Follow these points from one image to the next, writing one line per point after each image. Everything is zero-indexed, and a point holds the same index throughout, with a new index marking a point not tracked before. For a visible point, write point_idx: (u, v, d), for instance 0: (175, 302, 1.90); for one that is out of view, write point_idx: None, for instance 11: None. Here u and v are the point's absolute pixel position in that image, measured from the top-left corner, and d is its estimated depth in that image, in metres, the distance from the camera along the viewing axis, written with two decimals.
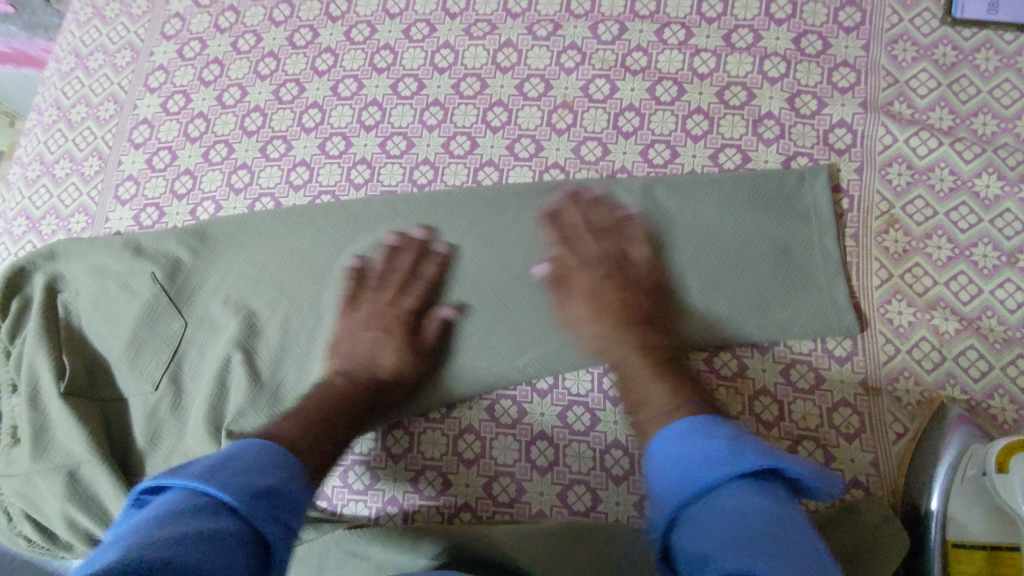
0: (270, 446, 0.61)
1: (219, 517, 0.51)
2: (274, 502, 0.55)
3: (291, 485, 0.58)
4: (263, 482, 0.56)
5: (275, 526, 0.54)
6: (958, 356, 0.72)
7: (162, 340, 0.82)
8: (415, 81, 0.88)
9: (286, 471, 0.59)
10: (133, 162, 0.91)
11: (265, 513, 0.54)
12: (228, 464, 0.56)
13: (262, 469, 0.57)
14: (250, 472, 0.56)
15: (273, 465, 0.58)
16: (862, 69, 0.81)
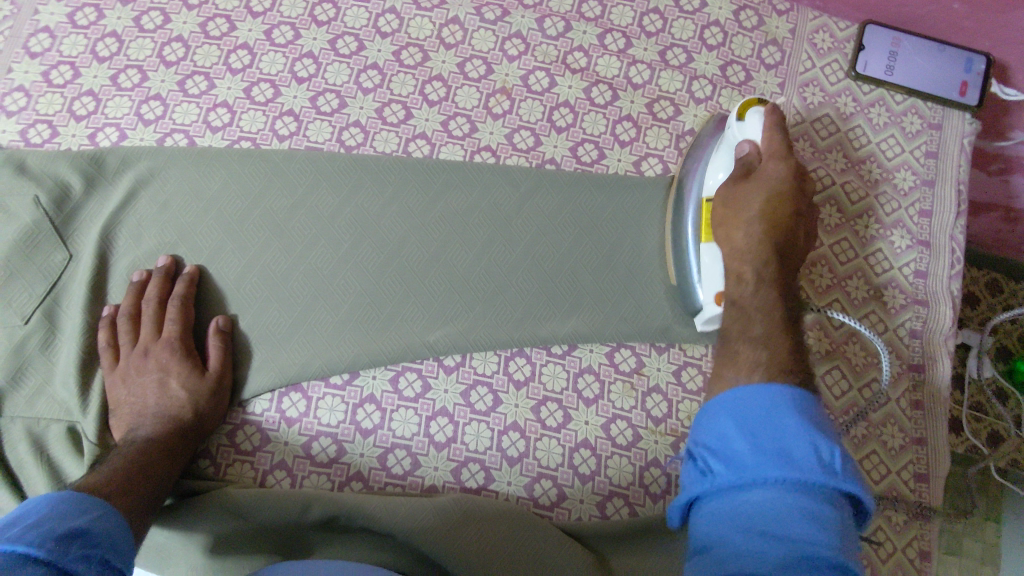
0: (76, 491, 0.59)
1: (23, 566, 0.49)
2: (82, 543, 0.54)
3: (101, 527, 0.57)
4: (65, 524, 0.54)
5: (90, 566, 0.53)
6: (825, 375, 0.80)
7: (38, 272, 0.75)
8: (355, 41, 0.86)
9: (96, 515, 0.58)
10: (26, 72, 0.82)
11: (77, 555, 0.52)
12: (18, 518, 0.53)
13: (63, 515, 0.55)
14: (50, 520, 0.54)
15: (75, 509, 0.57)
16: (777, 104, 0.88)
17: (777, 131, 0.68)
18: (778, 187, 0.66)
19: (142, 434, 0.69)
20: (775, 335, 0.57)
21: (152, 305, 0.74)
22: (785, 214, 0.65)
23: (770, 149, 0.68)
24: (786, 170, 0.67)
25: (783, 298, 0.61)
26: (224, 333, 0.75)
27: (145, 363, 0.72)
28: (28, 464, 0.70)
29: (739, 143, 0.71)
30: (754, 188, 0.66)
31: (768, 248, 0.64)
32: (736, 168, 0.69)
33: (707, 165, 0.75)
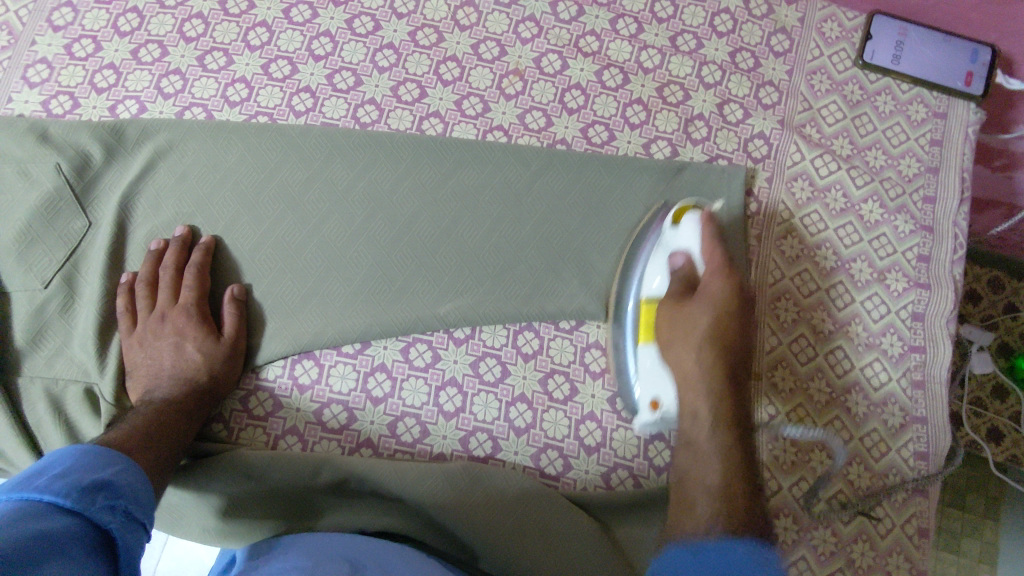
0: (98, 447, 0.60)
1: (48, 514, 0.50)
2: (106, 494, 0.55)
3: (124, 479, 0.58)
4: (87, 476, 0.55)
5: (114, 515, 0.54)
6: (827, 354, 0.81)
7: (58, 237, 0.77)
8: (371, 21, 0.88)
9: (118, 469, 0.59)
10: (49, 45, 0.84)
11: (101, 505, 0.54)
12: (44, 469, 0.54)
13: (86, 467, 0.57)
14: (75, 472, 0.55)
15: (98, 462, 0.58)
16: (785, 90, 0.89)
17: (715, 242, 0.67)
18: (721, 302, 0.65)
19: (159, 395, 0.71)
20: (731, 465, 0.57)
21: (169, 272, 0.75)
22: (732, 339, 0.64)
23: (710, 267, 0.66)
24: (727, 285, 0.65)
25: (733, 377, 0.62)
26: (239, 300, 0.76)
27: (162, 328, 0.74)
28: (46, 422, 0.71)
29: (674, 251, 0.71)
30: (698, 305, 0.65)
31: (719, 369, 0.62)
32: (675, 284, 0.68)
33: (646, 267, 0.75)
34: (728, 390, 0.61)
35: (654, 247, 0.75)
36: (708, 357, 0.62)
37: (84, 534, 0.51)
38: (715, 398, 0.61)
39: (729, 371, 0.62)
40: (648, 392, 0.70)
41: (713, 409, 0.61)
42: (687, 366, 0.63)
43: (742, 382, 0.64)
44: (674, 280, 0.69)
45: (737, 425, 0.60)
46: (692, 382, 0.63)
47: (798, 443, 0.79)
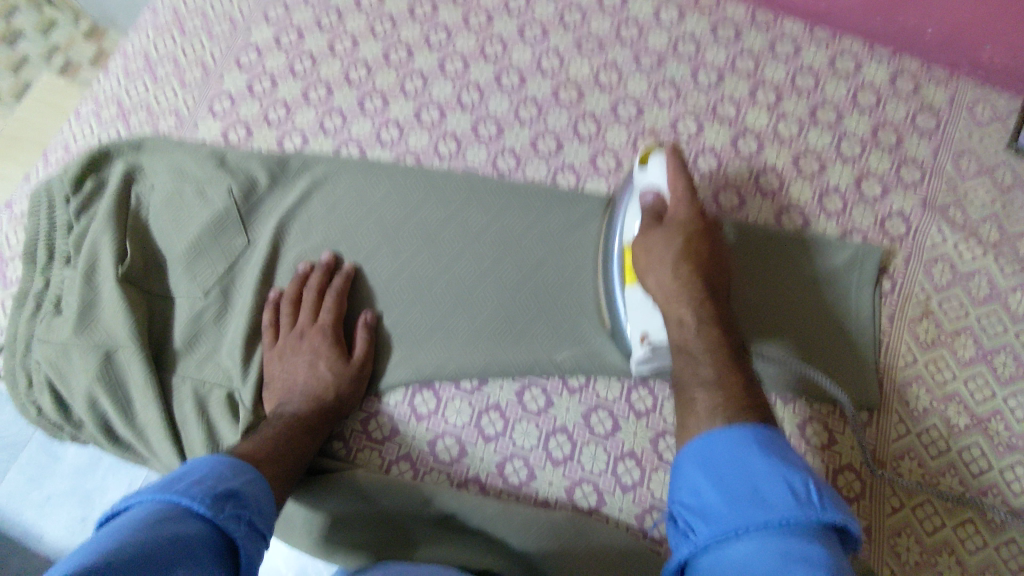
0: (233, 458, 0.65)
1: (183, 520, 0.54)
2: (234, 503, 0.59)
3: (251, 489, 0.62)
4: (220, 485, 0.59)
5: (239, 525, 0.58)
6: (962, 450, 0.77)
7: (222, 253, 0.84)
8: (518, 76, 0.93)
9: (247, 479, 0.63)
10: (234, 81, 0.94)
11: (229, 514, 0.58)
12: (184, 476, 0.59)
13: (219, 476, 0.61)
14: (210, 479, 0.60)
15: (230, 472, 0.62)
16: (929, 170, 0.87)
17: (678, 176, 0.74)
18: (687, 231, 0.72)
19: (290, 408, 0.75)
20: (721, 365, 0.65)
21: (312, 293, 0.81)
22: (696, 230, 0.73)
23: (675, 197, 0.74)
24: (690, 213, 0.73)
25: (704, 275, 0.71)
26: (370, 325, 0.81)
27: (300, 345, 0.78)
28: (191, 420, 0.77)
29: (643, 190, 0.77)
30: (669, 233, 0.72)
31: (689, 278, 0.70)
32: (647, 214, 0.75)
33: (624, 215, 0.80)
34: (698, 283, 0.70)
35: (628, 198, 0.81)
36: (683, 303, 0.69)
37: (212, 541, 0.55)
38: (698, 301, 0.69)
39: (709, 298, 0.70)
40: (639, 327, 0.74)
41: (698, 309, 0.69)
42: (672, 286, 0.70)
43: (720, 276, 0.73)
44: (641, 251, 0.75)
45: (720, 325, 0.69)
46: (681, 303, 0.69)
47: (923, 541, 0.74)
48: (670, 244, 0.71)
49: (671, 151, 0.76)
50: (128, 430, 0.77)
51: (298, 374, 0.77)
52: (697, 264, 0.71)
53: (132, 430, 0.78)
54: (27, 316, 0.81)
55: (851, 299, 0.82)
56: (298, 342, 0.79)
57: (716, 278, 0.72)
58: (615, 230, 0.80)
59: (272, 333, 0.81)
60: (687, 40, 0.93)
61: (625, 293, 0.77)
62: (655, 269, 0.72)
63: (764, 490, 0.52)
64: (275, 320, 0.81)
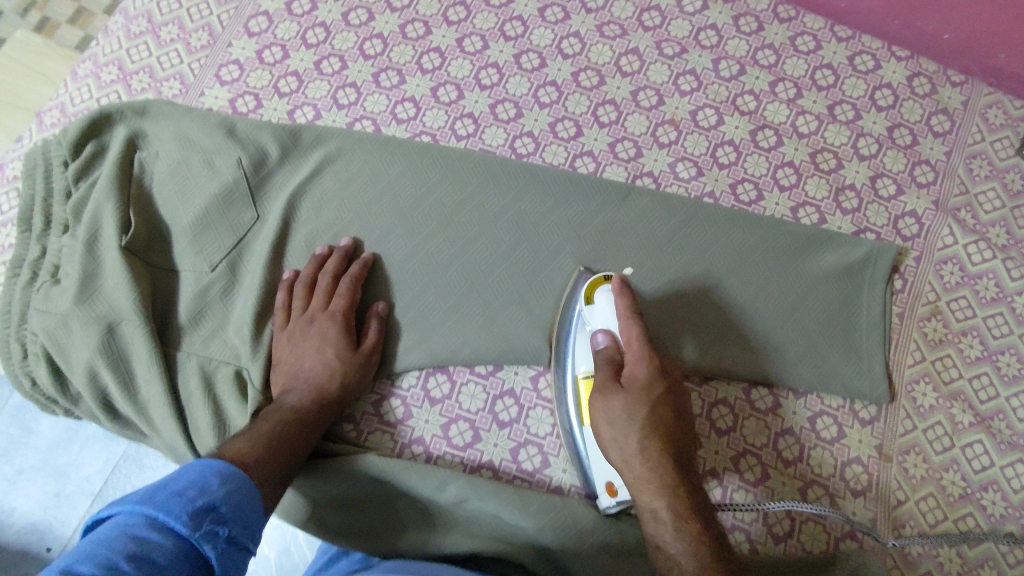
0: (225, 463, 0.61)
1: (153, 541, 0.52)
2: (213, 518, 0.55)
3: (235, 500, 0.58)
4: (204, 496, 0.56)
5: (217, 543, 0.55)
6: (966, 447, 0.79)
7: (230, 227, 0.81)
8: (538, 58, 0.91)
9: (235, 487, 0.59)
10: (243, 49, 0.91)
11: (206, 530, 0.54)
12: (166, 484, 0.56)
13: (207, 484, 0.58)
14: (191, 490, 0.56)
15: (219, 479, 0.59)
16: (941, 172, 0.88)
17: (631, 320, 0.70)
18: (648, 392, 0.67)
19: (291, 398, 0.73)
20: (693, 542, 0.62)
21: (327, 278, 0.79)
22: (664, 413, 0.67)
23: (628, 352, 0.69)
24: (650, 366, 0.68)
25: (672, 413, 0.67)
26: (382, 315, 0.79)
27: (310, 330, 0.76)
28: (196, 398, 0.75)
29: (595, 331, 0.73)
30: (620, 406, 0.66)
31: (656, 422, 0.66)
32: (604, 369, 0.70)
33: (574, 354, 0.76)
34: (668, 447, 0.65)
35: (577, 330, 0.77)
36: (650, 471, 0.65)
37: (180, 564, 0.52)
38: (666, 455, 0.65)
39: (675, 449, 0.66)
40: (603, 475, 0.72)
41: (669, 498, 0.64)
42: (636, 449, 0.66)
43: (685, 414, 0.69)
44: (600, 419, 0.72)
45: (688, 484, 0.65)
46: (647, 476, 0.65)
47: (925, 534, 0.76)
48: (635, 402, 0.66)
49: (621, 287, 0.72)
50: (129, 406, 0.74)
51: (306, 361, 0.75)
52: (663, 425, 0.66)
53: (133, 406, 0.75)
54: (24, 285, 0.77)
55: (863, 296, 0.83)
56: (308, 328, 0.77)
57: (684, 440, 0.67)
58: (566, 357, 0.78)
59: (284, 316, 0.78)
60: (709, 30, 0.93)
61: (582, 432, 0.74)
62: (619, 445, 0.67)
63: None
64: (286, 301, 0.79)
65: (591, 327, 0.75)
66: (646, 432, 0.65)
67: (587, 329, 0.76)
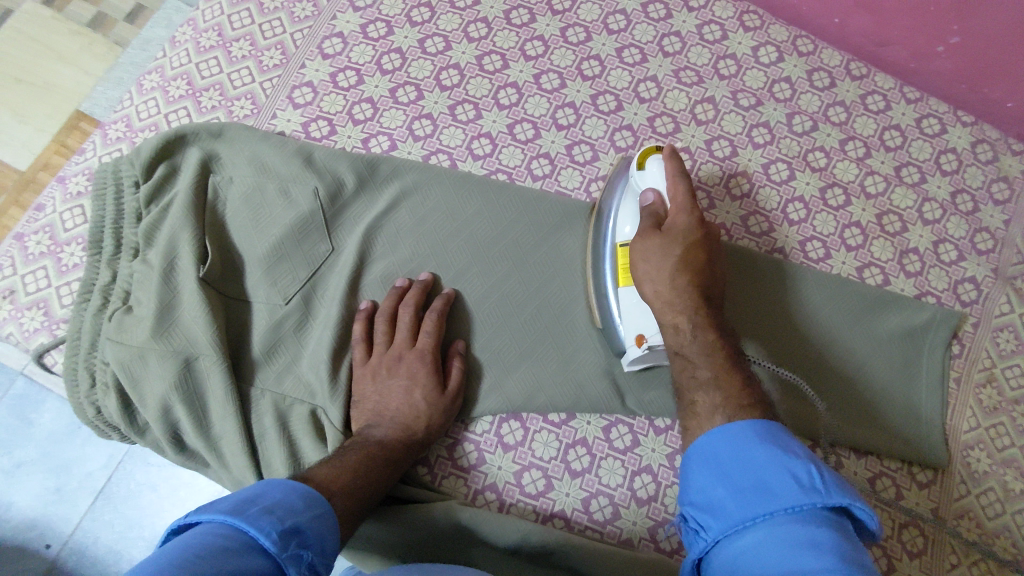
0: (306, 487, 0.59)
1: (247, 552, 0.47)
2: (297, 542, 0.52)
3: (320, 526, 0.55)
4: (290, 517, 0.53)
5: (301, 567, 0.51)
6: (1016, 513, 0.81)
7: (303, 259, 0.80)
8: (615, 101, 0.91)
9: (318, 513, 0.57)
10: (316, 70, 0.90)
11: (293, 552, 0.50)
12: (252, 499, 0.53)
13: (290, 508, 0.55)
14: (279, 508, 0.54)
15: (301, 505, 0.56)
16: (1000, 240, 0.91)
17: (678, 178, 0.72)
18: (686, 238, 0.70)
19: (379, 434, 0.72)
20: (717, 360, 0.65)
21: (410, 313, 0.78)
22: (695, 261, 0.70)
23: (675, 202, 0.71)
24: (691, 220, 0.71)
25: (702, 266, 0.70)
26: (462, 354, 0.79)
27: (395, 367, 0.75)
28: (270, 436, 0.74)
29: (644, 191, 0.74)
30: (665, 241, 0.70)
31: (689, 263, 0.70)
32: (646, 219, 0.72)
33: (618, 212, 0.77)
34: (693, 287, 0.69)
35: (623, 193, 0.78)
36: (677, 308, 0.68)
37: None
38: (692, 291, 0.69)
39: (701, 291, 0.69)
40: (635, 328, 0.73)
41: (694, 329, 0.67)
42: (669, 279, 0.69)
43: (716, 265, 0.72)
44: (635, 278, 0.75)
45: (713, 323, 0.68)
46: (675, 301, 0.69)
47: None
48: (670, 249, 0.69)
49: (671, 158, 0.73)
50: (201, 441, 0.73)
51: (393, 398, 0.74)
52: (695, 266, 0.70)
53: (205, 442, 0.73)
54: (94, 312, 0.76)
55: (926, 359, 0.84)
56: (392, 364, 0.76)
57: (712, 287, 0.70)
58: (608, 224, 0.78)
59: (363, 351, 0.77)
60: (782, 83, 0.94)
61: (616, 291, 0.76)
62: (649, 279, 0.70)
63: (773, 484, 0.50)
64: (366, 335, 0.78)
65: (638, 188, 0.75)
66: (680, 270, 0.69)
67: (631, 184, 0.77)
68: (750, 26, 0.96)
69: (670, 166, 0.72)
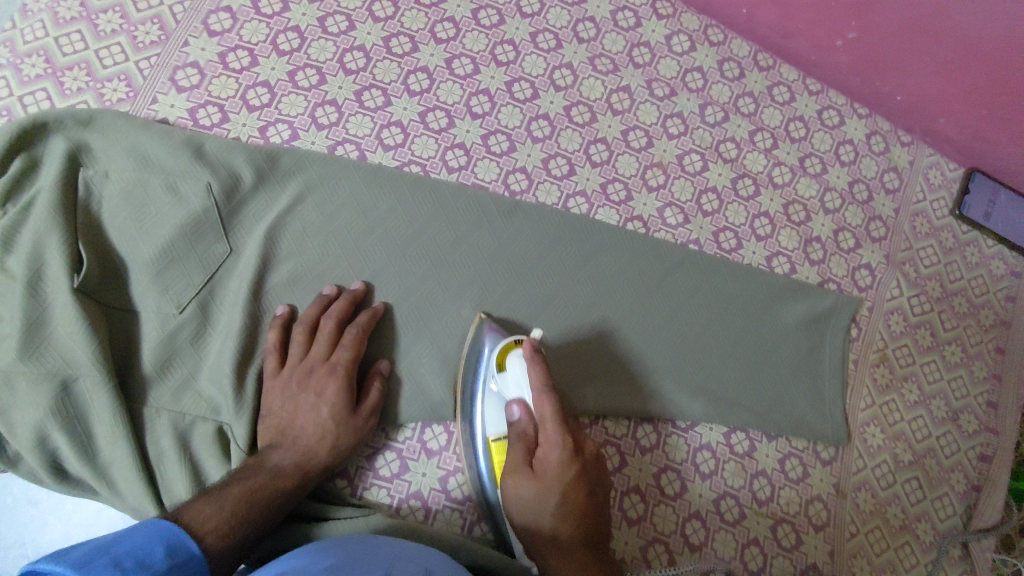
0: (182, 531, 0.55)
1: None
2: None
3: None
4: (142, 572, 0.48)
5: None
6: (904, 482, 0.88)
7: (197, 262, 0.72)
8: (530, 88, 0.88)
9: (181, 561, 0.53)
10: (202, 49, 0.81)
11: None
12: (105, 548, 0.49)
13: (148, 555, 0.50)
14: (133, 560, 0.49)
15: (163, 552, 0.52)
16: (891, 227, 0.96)
17: (542, 393, 0.70)
18: (561, 477, 0.68)
19: (287, 456, 0.67)
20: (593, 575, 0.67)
21: (330, 326, 0.72)
22: (574, 493, 0.68)
23: (545, 437, 0.69)
24: (561, 456, 0.69)
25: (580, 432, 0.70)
26: (385, 374, 0.74)
27: (307, 382, 0.71)
28: (169, 459, 0.67)
29: (510, 403, 0.73)
30: (544, 490, 0.68)
31: (570, 465, 0.68)
32: (517, 450, 0.71)
33: (483, 420, 0.76)
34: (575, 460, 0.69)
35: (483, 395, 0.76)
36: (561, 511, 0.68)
37: None
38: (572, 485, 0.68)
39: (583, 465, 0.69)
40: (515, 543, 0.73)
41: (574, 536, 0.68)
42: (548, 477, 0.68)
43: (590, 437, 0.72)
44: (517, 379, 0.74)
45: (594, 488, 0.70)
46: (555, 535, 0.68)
47: (873, 562, 0.84)
48: (549, 448, 0.69)
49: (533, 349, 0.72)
50: (88, 470, 0.65)
51: (303, 416, 0.69)
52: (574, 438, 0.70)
53: (92, 470, 0.66)
54: None
55: (827, 345, 0.89)
56: (304, 378, 0.71)
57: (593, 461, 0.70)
58: (472, 421, 0.76)
59: (274, 364, 0.72)
60: (694, 72, 0.94)
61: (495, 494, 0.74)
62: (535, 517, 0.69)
63: None
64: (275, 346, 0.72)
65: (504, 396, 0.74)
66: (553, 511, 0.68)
67: (498, 392, 0.75)
68: (662, 13, 0.95)
69: (533, 370, 0.71)
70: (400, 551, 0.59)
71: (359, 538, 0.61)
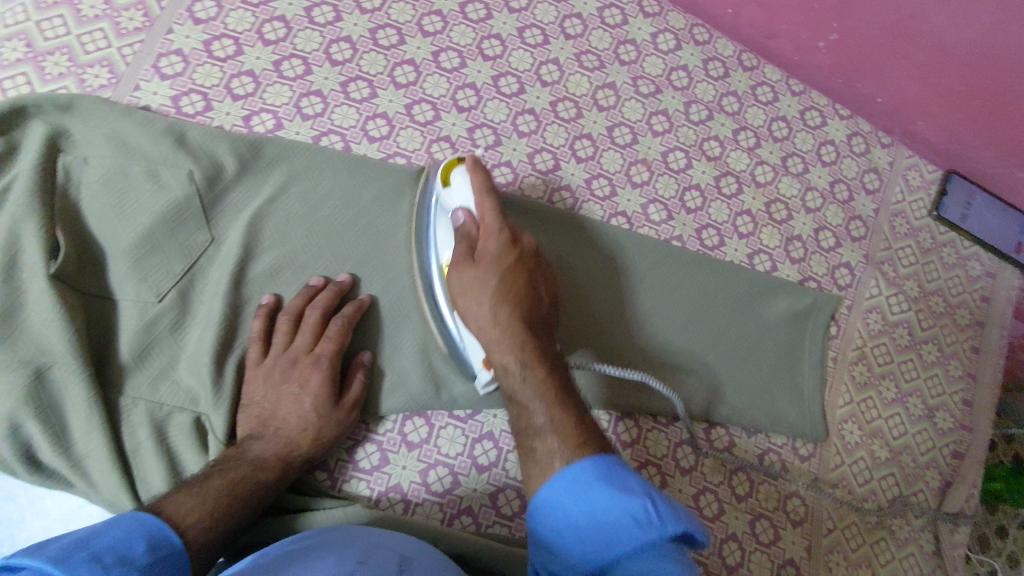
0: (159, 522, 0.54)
1: None
2: None
3: (160, 573, 0.49)
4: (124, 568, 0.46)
5: None
6: (881, 478, 0.89)
7: (177, 251, 0.72)
8: (516, 83, 0.88)
9: (161, 557, 0.51)
10: (186, 37, 0.80)
11: None
12: (86, 543, 0.46)
13: (127, 549, 0.48)
14: (112, 555, 0.47)
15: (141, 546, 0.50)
16: (871, 227, 0.97)
17: (484, 193, 0.70)
18: (500, 262, 0.68)
19: (268, 447, 0.67)
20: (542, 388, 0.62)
21: (314, 316, 0.72)
22: (514, 291, 0.67)
23: (484, 224, 0.69)
24: (502, 242, 0.69)
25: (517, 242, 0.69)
26: (367, 367, 0.74)
27: (288, 373, 0.70)
28: (145, 450, 0.66)
29: (454, 210, 0.73)
30: (482, 273, 0.67)
31: (508, 262, 0.68)
32: (461, 246, 0.70)
33: (436, 241, 0.75)
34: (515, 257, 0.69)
35: (436, 216, 0.76)
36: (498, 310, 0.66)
37: None
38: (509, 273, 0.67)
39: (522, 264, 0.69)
40: (472, 352, 0.71)
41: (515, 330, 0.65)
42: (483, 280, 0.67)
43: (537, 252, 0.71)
44: (460, 244, 0.70)
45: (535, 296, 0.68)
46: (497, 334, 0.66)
47: (849, 558, 0.85)
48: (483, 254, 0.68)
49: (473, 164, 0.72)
50: (61, 461, 0.64)
51: (284, 407, 0.68)
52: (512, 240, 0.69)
53: (66, 460, 0.65)
54: None
55: (807, 342, 0.90)
56: (286, 369, 0.70)
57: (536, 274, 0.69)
58: (429, 243, 0.77)
59: (255, 354, 0.71)
60: (680, 71, 0.95)
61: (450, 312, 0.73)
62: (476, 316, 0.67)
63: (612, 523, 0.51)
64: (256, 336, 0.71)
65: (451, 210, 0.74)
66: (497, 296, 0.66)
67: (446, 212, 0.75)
68: (649, 12, 0.96)
69: (473, 176, 0.71)
70: (381, 539, 0.59)
71: (340, 527, 0.60)
